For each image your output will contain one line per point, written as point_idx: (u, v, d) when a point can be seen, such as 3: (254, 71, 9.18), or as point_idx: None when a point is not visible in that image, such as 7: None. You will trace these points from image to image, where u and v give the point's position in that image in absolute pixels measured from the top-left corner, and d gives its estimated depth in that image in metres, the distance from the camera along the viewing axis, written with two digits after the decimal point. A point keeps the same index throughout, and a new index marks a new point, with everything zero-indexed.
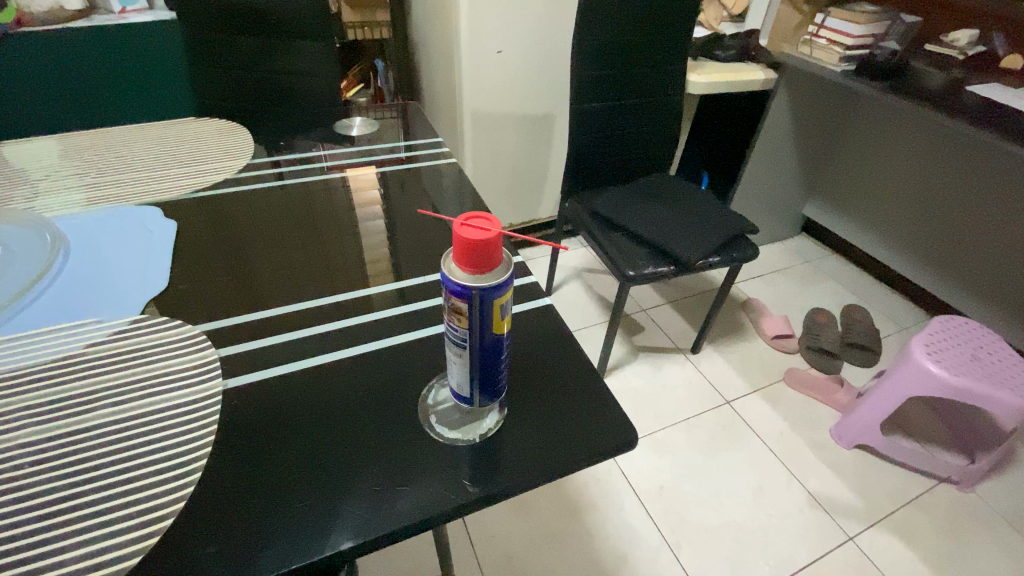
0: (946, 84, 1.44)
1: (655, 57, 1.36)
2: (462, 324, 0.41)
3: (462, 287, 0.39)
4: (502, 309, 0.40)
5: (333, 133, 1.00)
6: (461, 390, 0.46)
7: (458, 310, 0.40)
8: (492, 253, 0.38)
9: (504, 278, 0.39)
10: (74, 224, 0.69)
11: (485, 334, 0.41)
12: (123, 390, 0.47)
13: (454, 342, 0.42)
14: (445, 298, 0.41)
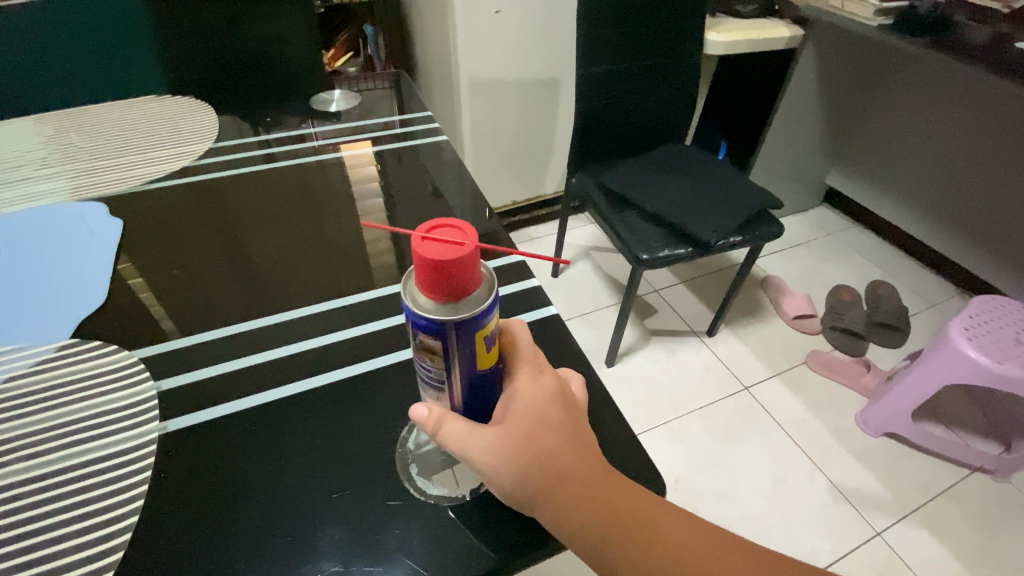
0: (992, 39, 1.29)
1: (671, 13, 1.22)
2: (436, 363, 0.33)
3: (430, 322, 0.31)
4: (483, 341, 0.33)
5: (309, 108, 0.89)
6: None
7: (432, 348, 0.32)
8: (464, 275, 0.30)
9: (483, 304, 0.31)
10: (8, 226, 0.60)
11: (466, 371, 0.34)
12: (42, 440, 0.39)
13: (428, 384, 0.35)
14: (412, 332, 0.33)
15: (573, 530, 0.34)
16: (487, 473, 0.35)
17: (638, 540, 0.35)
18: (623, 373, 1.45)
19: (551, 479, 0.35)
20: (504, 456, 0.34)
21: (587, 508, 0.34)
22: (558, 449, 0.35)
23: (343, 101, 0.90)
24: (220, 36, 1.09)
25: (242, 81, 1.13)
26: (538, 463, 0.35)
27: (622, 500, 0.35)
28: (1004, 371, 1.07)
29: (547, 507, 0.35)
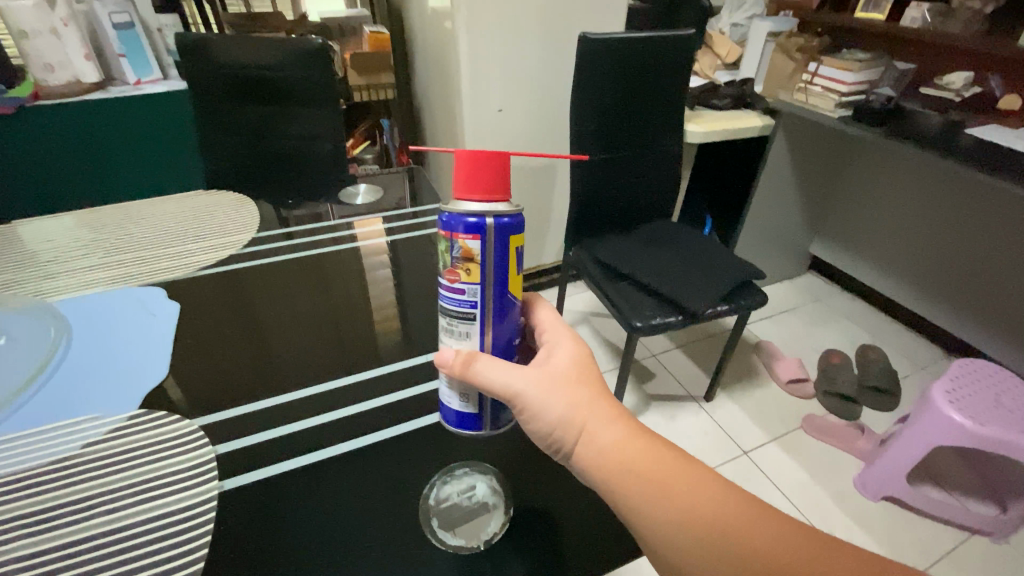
0: (946, 125, 1.38)
1: (653, 111, 1.39)
2: (472, 275, 0.43)
3: (471, 220, 0.42)
4: (513, 251, 0.43)
5: (339, 200, 1.02)
6: (465, 408, 0.46)
7: (470, 254, 0.42)
8: (499, 184, 0.43)
9: (513, 211, 0.43)
10: (79, 308, 0.70)
11: (496, 284, 0.43)
12: (116, 497, 0.46)
13: (463, 305, 0.44)
14: (451, 247, 0.43)
15: (599, 458, 0.43)
16: (531, 402, 0.44)
17: (654, 474, 0.42)
18: None
19: (584, 416, 0.44)
20: (546, 390, 0.44)
21: (613, 444, 0.43)
22: (590, 396, 0.45)
23: (368, 194, 1.03)
24: (257, 134, 1.25)
25: (274, 172, 1.28)
26: (574, 402, 0.44)
27: (645, 448, 0.44)
28: (987, 433, 1.12)
29: (581, 439, 0.44)
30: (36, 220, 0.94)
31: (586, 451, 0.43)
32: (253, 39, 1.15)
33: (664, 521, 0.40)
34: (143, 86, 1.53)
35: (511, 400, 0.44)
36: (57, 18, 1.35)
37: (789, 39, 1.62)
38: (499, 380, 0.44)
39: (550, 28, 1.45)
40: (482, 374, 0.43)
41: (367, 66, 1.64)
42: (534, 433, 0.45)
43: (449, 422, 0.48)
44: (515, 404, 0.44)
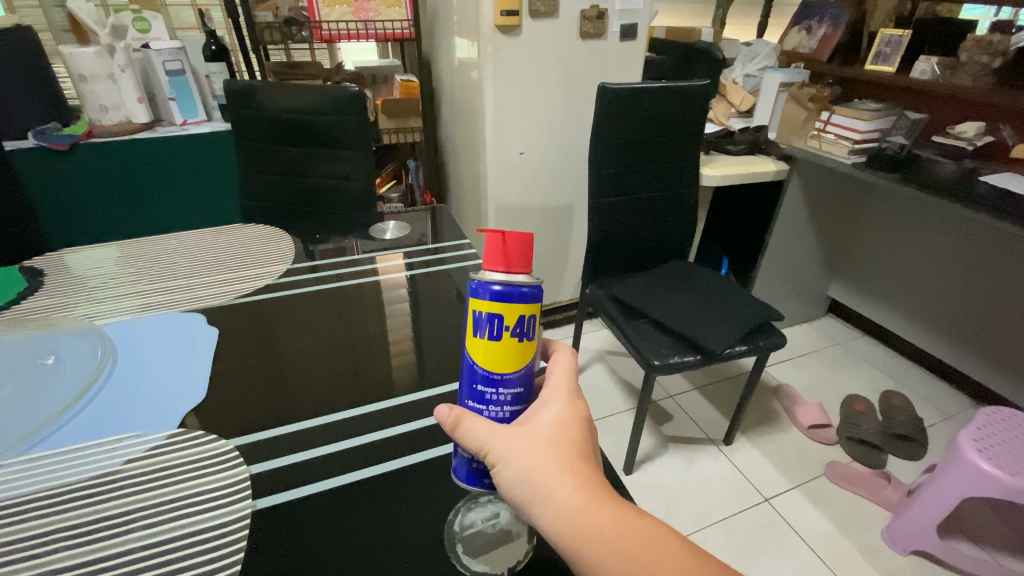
0: (960, 173, 1.40)
1: (669, 156, 1.43)
2: None
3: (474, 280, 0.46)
4: (479, 316, 0.44)
5: (367, 235, 1.07)
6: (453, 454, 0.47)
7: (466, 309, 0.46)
8: (516, 259, 0.45)
9: (502, 278, 0.44)
10: (122, 331, 0.74)
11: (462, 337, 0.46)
12: (154, 512, 0.48)
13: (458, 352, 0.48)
14: None
15: (562, 526, 0.41)
16: (500, 462, 0.43)
17: (621, 547, 0.40)
18: (641, 479, 1.46)
19: (549, 483, 0.42)
20: (516, 446, 0.43)
21: (577, 513, 0.41)
22: (562, 462, 0.43)
23: (396, 230, 1.09)
24: (293, 173, 1.32)
25: (306, 206, 1.34)
26: (541, 465, 0.42)
27: (615, 517, 0.41)
28: (1019, 485, 1.07)
29: (543, 505, 0.41)
30: (85, 249, 1.00)
31: (548, 517, 0.41)
32: (294, 86, 1.23)
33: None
34: (188, 127, 1.64)
35: (482, 458, 0.43)
36: (115, 64, 1.47)
37: (801, 89, 1.68)
38: (473, 442, 0.43)
39: (570, 77, 1.52)
40: (466, 432, 0.44)
41: (398, 111, 1.74)
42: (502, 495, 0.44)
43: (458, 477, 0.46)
44: (487, 462, 0.43)
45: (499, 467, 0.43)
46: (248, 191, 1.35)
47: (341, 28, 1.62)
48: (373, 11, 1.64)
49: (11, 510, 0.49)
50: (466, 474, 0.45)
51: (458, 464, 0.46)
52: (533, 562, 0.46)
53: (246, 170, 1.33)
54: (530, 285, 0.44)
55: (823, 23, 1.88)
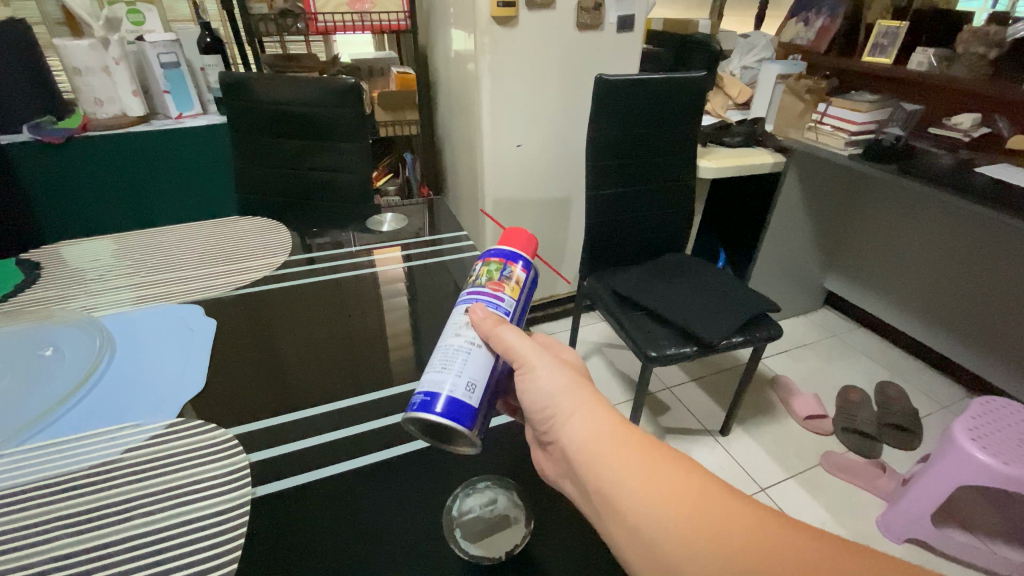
0: (957, 163, 1.40)
1: (666, 148, 1.43)
2: (511, 294, 0.52)
3: (521, 253, 0.53)
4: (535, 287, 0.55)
5: (365, 228, 1.07)
6: (468, 398, 0.45)
7: (517, 278, 0.52)
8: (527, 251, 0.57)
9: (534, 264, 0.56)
10: (121, 323, 0.74)
11: (522, 308, 0.53)
12: (155, 500, 0.48)
13: (497, 310, 0.50)
14: (506, 267, 0.52)
15: (583, 440, 0.45)
16: (533, 372, 0.48)
17: (644, 465, 0.43)
18: None
19: (575, 403, 0.48)
20: (549, 362, 0.49)
21: (599, 430, 0.46)
22: (585, 391, 0.49)
23: (394, 222, 1.09)
24: (290, 165, 1.32)
25: (303, 199, 1.34)
26: (570, 387, 0.49)
27: (634, 440, 0.45)
28: (1012, 473, 1.09)
29: (572, 422, 0.47)
30: (82, 242, 0.99)
31: (570, 433, 0.46)
32: (292, 78, 1.23)
33: (643, 511, 0.41)
34: (184, 120, 1.63)
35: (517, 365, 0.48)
36: (109, 57, 1.45)
37: (798, 81, 1.68)
38: (510, 346, 0.47)
39: (567, 70, 1.52)
40: (501, 337, 0.47)
41: (395, 103, 1.73)
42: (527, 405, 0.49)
43: (446, 412, 0.44)
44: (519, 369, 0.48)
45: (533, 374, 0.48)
46: (245, 183, 1.35)
47: (336, 20, 1.62)
48: (368, 3, 1.63)
49: (13, 499, 0.49)
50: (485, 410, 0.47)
51: (460, 405, 0.44)
52: (533, 548, 0.46)
53: (243, 163, 1.33)
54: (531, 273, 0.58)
55: (820, 15, 1.88)
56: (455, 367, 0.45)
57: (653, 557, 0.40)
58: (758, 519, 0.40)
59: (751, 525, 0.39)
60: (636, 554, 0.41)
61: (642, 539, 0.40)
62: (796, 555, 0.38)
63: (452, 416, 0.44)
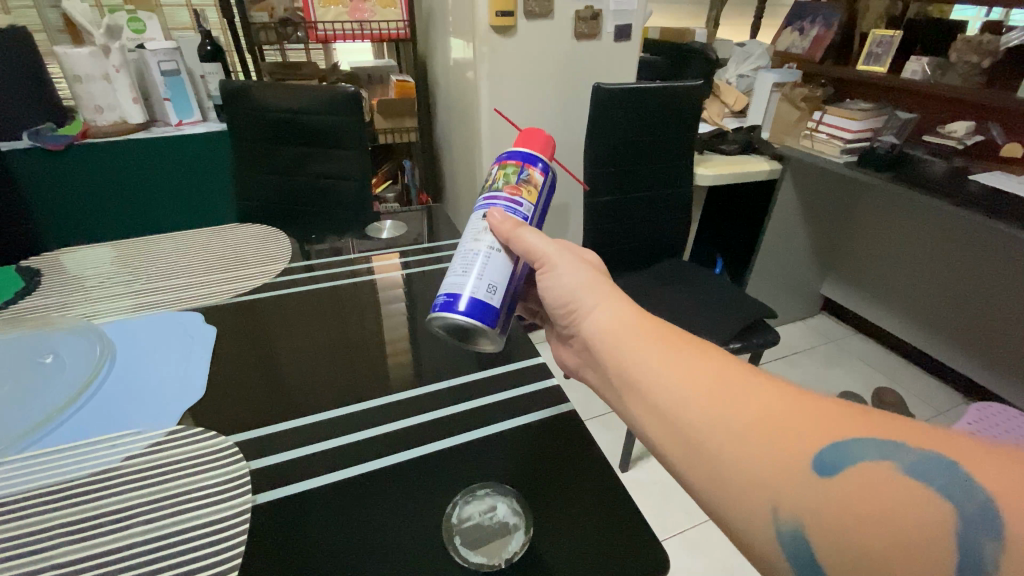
0: (950, 171, 1.41)
1: (663, 155, 1.44)
2: (529, 198, 0.54)
3: (537, 155, 0.55)
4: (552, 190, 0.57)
5: (364, 234, 1.07)
6: (488, 299, 0.51)
7: (534, 181, 0.54)
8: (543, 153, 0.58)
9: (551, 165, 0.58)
10: (120, 330, 0.74)
11: (540, 209, 0.55)
12: (156, 508, 0.48)
13: (516, 215, 0.53)
14: (523, 171, 0.54)
15: (603, 327, 0.49)
16: (554, 266, 0.53)
17: (663, 349, 0.45)
18: (638, 478, 1.47)
19: (596, 296, 0.51)
20: (568, 259, 0.53)
21: (618, 319, 0.49)
22: (606, 287, 0.52)
23: (393, 229, 1.10)
24: (289, 172, 1.32)
25: (302, 206, 1.35)
26: (590, 283, 0.52)
27: (654, 329, 0.48)
28: None
29: (594, 315, 0.50)
30: (81, 249, 1.00)
31: (592, 322, 0.50)
32: (291, 86, 1.24)
33: (662, 383, 0.43)
34: (184, 127, 1.64)
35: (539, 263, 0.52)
36: (110, 65, 1.48)
37: (794, 89, 1.68)
38: (532, 245, 0.51)
39: (565, 78, 1.53)
40: (523, 236, 0.51)
41: (394, 111, 1.74)
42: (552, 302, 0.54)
43: (470, 312, 0.50)
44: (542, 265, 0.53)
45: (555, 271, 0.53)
46: (244, 190, 1.36)
47: (336, 29, 1.63)
48: (368, 12, 1.64)
49: (13, 507, 0.49)
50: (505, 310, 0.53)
51: (482, 305, 0.50)
52: (533, 554, 0.46)
53: (242, 170, 1.34)
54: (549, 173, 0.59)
55: (815, 25, 1.88)
56: (477, 272, 0.51)
57: (671, 426, 0.42)
58: (779, 388, 0.40)
59: (771, 393, 0.40)
60: (656, 426, 0.43)
61: (661, 410, 0.43)
62: (816, 416, 0.38)
63: (476, 314, 0.50)
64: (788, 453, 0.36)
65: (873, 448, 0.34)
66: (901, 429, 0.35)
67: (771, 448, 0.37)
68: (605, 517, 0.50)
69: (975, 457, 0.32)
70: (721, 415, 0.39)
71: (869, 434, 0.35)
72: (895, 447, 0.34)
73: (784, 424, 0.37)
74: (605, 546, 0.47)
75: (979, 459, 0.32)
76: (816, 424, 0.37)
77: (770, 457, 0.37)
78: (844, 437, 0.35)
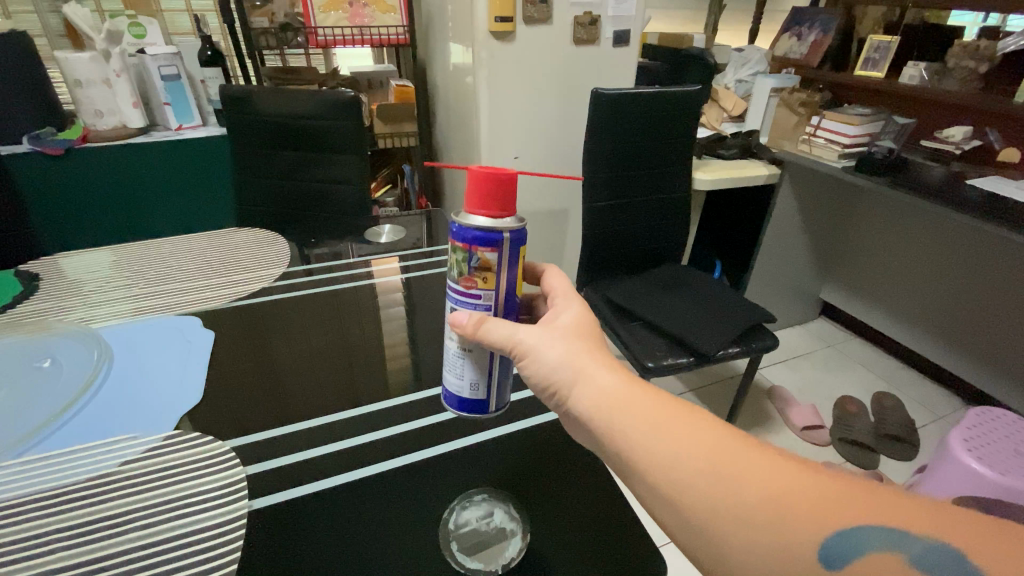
0: (948, 176, 1.41)
1: (661, 160, 1.45)
2: (486, 286, 0.47)
3: (486, 233, 0.45)
4: (520, 259, 0.47)
5: (363, 239, 1.07)
6: (473, 395, 0.51)
7: (489, 265, 0.46)
8: (505, 203, 0.46)
9: (514, 222, 0.46)
10: (118, 335, 0.74)
11: (506, 285, 0.47)
12: (151, 512, 0.48)
13: (476, 310, 0.47)
14: (471, 256, 0.45)
15: (593, 401, 0.44)
16: (528, 352, 0.47)
17: (657, 425, 0.42)
18: None
19: (580, 364, 0.46)
20: (544, 339, 0.48)
21: (605, 390, 0.44)
22: (588, 351, 0.48)
23: (391, 233, 1.10)
24: (289, 177, 1.33)
25: (301, 210, 1.35)
26: (571, 352, 0.47)
27: (646, 395, 0.44)
28: (1011, 484, 1.08)
29: (580, 386, 0.45)
30: (80, 254, 1.00)
31: (578, 397, 0.45)
32: (291, 92, 1.24)
33: (662, 466, 0.40)
34: (184, 131, 1.64)
35: (512, 352, 0.47)
36: (110, 69, 1.49)
37: (792, 94, 1.69)
38: (502, 337, 0.47)
39: (564, 83, 1.54)
40: (490, 331, 0.47)
41: (394, 116, 1.75)
42: (531, 384, 0.49)
43: (459, 408, 0.52)
44: (516, 355, 0.48)
45: (530, 355, 0.47)
46: (244, 194, 1.36)
47: (336, 34, 1.64)
48: (368, 17, 1.65)
49: (8, 512, 0.49)
50: (497, 394, 0.52)
51: (466, 400, 0.51)
52: (529, 560, 0.46)
53: (242, 174, 1.34)
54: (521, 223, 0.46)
55: (812, 30, 1.91)
56: (457, 373, 0.50)
57: (674, 509, 0.39)
58: (783, 462, 0.38)
59: (778, 469, 0.38)
60: (658, 507, 0.40)
61: (662, 493, 0.39)
62: (824, 496, 0.37)
63: (465, 409, 0.51)
64: (799, 540, 0.35)
65: (878, 536, 0.35)
66: (902, 511, 0.35)
67: (782, 534, 0.36)
68: (603, 522, 0.50)
69: (971, 541, 0.33)
70: (729, 498, 0.37)
71: (873, 517, 0.35)
72: (899, 534, 0.34)
73: (793, 507, 0.36)
74: (602, 552, 0.47)
75: (976, 538, 0.33)
76: (824, 506, 0.36)
77: (782, 544, 0.35)
78: (850, 523, 0.35)
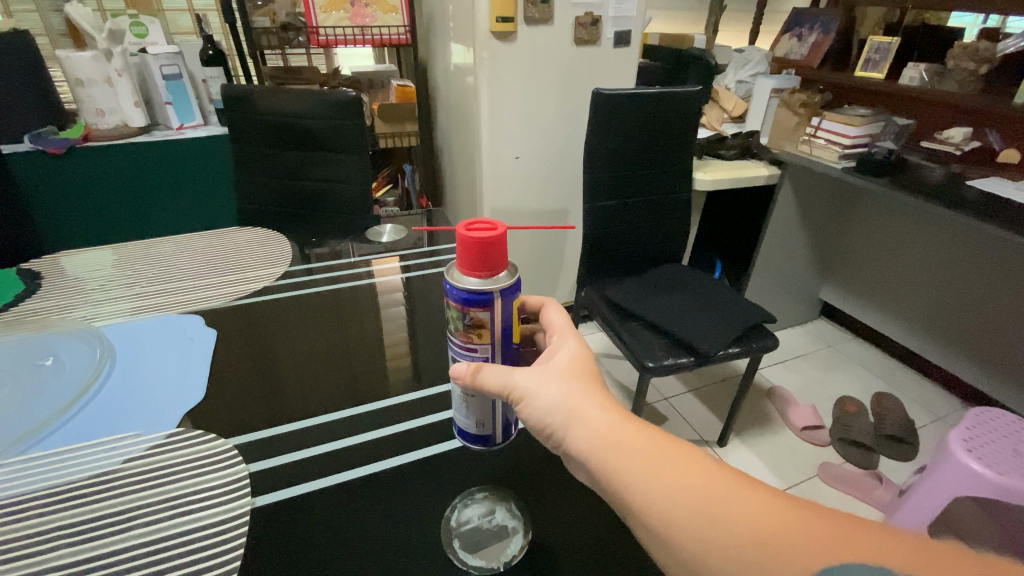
0: (948, 177, 1.41)
1: (661, 159, 1.44)
2: (482, 339, 0.48)
3: (475, 295, 0.46)
4: (511, 311, 0.48)
5: (365, 238, 1.08)
6: (480, 431, 0.52)
7: (482, 322, 0.47)
8: (495, 261, 0.46)
9: (505, 278, 0.47)
10: (120, 333, 0.74)
11: (503, 336, 0.49)
12: (154, 510, 0.48)
13: (472, 360, 0.49)
14: (465, 314, 0.47)
15: (590, 442, 0.44)
16: (526, 395, 0.47)
17: (652, 467, 0.42)
18: None
19: (575, 404, 0.46)
20: (540, 382, 0.47)
21: (600, 431, 0.44)
22: (583, 389, 0.47)
23: (393, 232, 1.10)
24: (290, 176, 1.33)
25: (302, 209, 1.35)
26: (568, 391, 0.47)
27: (642, 436, 0.44)
28: (1010, 484, 1.08)
29: (576, 426, 0.45)
30: (81, 252, 1.00)
31: (574, 438, 0.45)
32: (293, 92, 1.25)
33: (659, 509, 0.40)
34: (185, 130, 1.65)
35: (510, 397, 0.48)
36: (112, 69, 1.48)
37: (793, 95, 1.69)
38: (499, 384, 0.47)
39: (565, 83, 1.54)
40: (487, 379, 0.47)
41: (395, 115, 1.75)
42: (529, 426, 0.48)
43: (470, 442, 0.53)
44: (514, 399, 0.48)
45: (527, 399, 0.47)
46: (245, 193, 1.36)
47: (338, 34, 1.64)
48: (370, 17, 1.66)
49: (11, 509, 0.49)
50: (504, 426, 0.53)
51: (475, 436, 0.53)
52: (529, 557, 0.47)
53: (243, 173, 1.34)
54: (513, 276, 0.47)
55: (813, 31, 1.92)
56: (463, 412, 0.52)
57: (672, 551, 0.39)
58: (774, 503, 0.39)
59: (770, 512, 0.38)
60: (656, 549, 0.40)
61: (661, 536, 0.39)
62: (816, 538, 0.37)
63: (474, 442, 0.53)
64: None
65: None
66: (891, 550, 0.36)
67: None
68: (604, 519, 0.50)
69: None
70: (726, 542, 0.37)
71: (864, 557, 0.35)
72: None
73: (785, 550, 0.36)
74: (602, 550, 0.47)
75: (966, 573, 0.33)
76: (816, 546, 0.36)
77: None
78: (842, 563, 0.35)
